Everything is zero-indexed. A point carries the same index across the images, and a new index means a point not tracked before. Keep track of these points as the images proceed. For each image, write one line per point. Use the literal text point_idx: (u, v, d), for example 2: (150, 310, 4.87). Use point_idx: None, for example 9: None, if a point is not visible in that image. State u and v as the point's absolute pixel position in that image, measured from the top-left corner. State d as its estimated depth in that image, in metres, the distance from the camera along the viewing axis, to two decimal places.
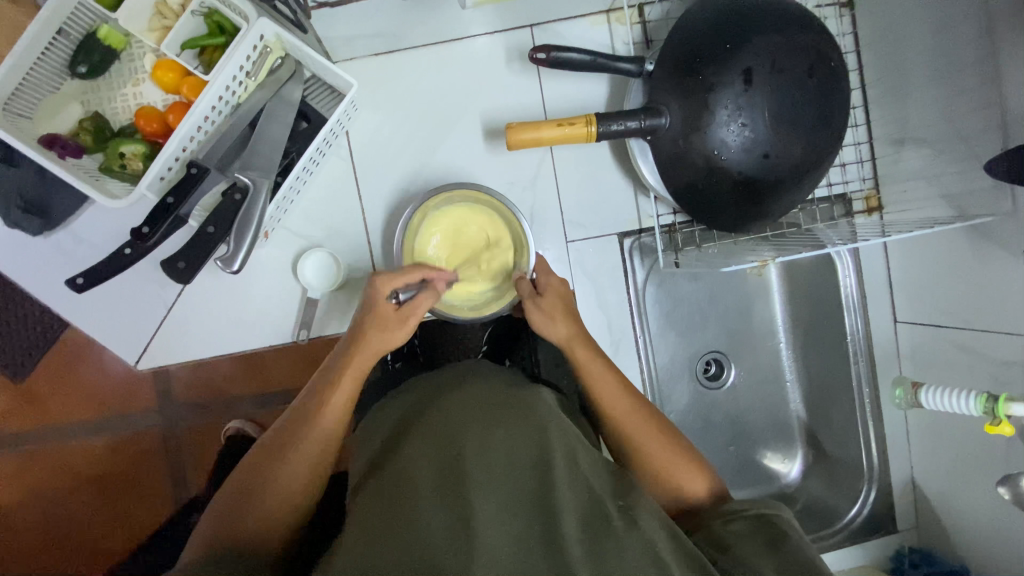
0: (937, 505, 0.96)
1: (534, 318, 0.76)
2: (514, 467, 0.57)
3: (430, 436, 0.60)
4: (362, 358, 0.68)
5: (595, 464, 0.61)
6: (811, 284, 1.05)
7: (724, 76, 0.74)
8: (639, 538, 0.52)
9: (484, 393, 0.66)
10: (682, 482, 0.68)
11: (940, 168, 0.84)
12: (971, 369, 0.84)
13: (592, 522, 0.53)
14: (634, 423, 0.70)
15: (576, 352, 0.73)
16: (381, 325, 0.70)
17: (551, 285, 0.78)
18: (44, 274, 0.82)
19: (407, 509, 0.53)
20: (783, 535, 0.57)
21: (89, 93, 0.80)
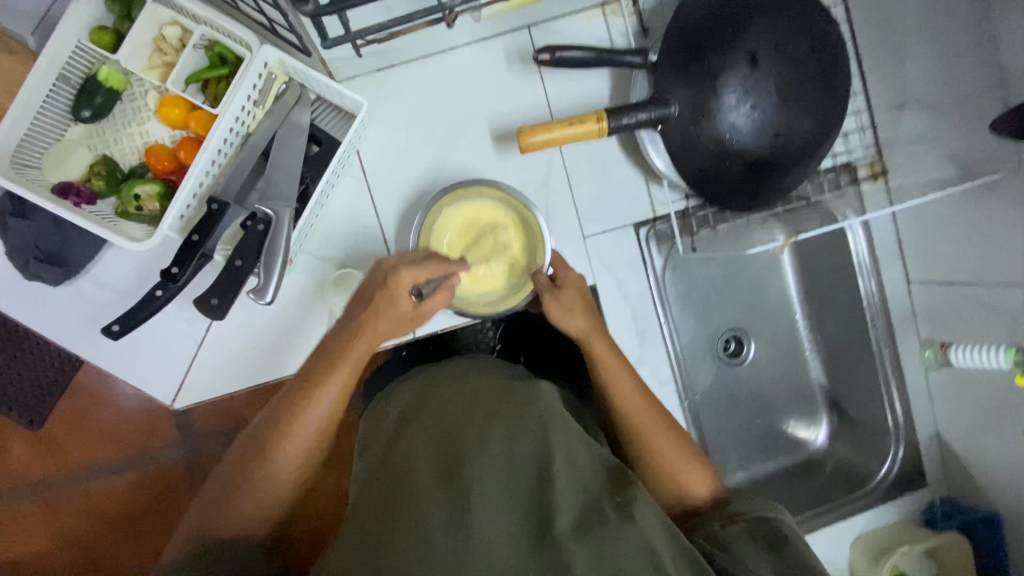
0: (964, 457, 0.99)
1: (552, 312, 0.78)
2: (515, 464, 0.58)
3: (430, 433, 0.61)
4: (361, 348, 0.70)
5: (596, 459, 0.62)
6: (822, 255, 1.07)
7: (729, 61, 0.76)
8: (635, 535, 0.54)
9: (484, 386, 0.67)
10: (688, 482, 0.74)
11: (943, 130, 0.85)
12: (988, 322, 0.86)
13: (587, 517, 0.55)
14: (646, 419, 0.75)
15: (594, 346, 0.76)
16: (392, 315, 0.71)
17: (569, 278, 0.81)
18: (63, 325, 0.80)
19: (405, 508, 0.54)
20: (784, 539, 0.64)
21: (94, 137, 0.78)
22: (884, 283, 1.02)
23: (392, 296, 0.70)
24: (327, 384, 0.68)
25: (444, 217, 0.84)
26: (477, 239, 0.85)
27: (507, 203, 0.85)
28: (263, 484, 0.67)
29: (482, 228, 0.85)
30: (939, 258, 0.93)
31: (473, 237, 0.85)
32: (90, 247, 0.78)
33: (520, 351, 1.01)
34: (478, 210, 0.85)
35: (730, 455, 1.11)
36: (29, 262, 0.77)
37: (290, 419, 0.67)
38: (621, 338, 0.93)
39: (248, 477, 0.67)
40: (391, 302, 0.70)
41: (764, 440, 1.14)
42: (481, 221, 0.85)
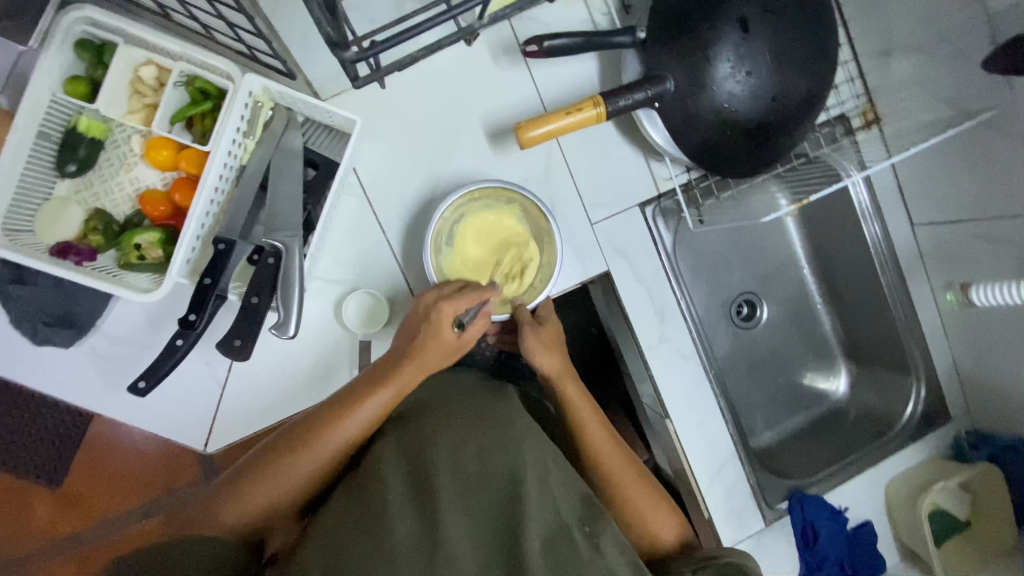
0: (986, 388, 1.00)
1: (529, 347, 0.77)
2: (488, 484, 0.66)
3: (405, 451, 0.68)
4: (406, 373, 0.70)
5: (568, 479, 0.70)
6: (825, 208, 1.07)
7: (720, 28, 0.75)
8: (601, 567, 0.62)
9: (463, 405, 0.74)
10: (659, 525, 0.75)
11: (933, 71, 0.84)
12: (997, 255, 0.87)
13: (553, 546, 0.63)
14: (617, 464, 0.75)
15: (566, 387, 0.77)
16: (438, 343, 0.72)
17: (551, 319, 0.82)
18: (79, 388, 0.78)
19: (377, 522, 0.61)
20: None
21: (83, 191, 0.76)
22: (889, 228, 1.02)
23: (438, 326, 0.72)
24: (363, 402, 0.67)
25: (469, 211, 0.83)
26: (496, 235, 0.85)
27: (538, 225, 0.84)
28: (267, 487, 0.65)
29: (502, 230, 0.85)
30: (942, 198, 0.93)
31: (491, 235, 0.85)
32: (97, 303, 0.76)
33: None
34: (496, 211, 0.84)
35: (757, 417, 1.12)
36: (39, 328, 0.75)
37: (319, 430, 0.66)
38: (640, 319, 0.93)
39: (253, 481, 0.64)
40: (438, 333, 0.72)
41: (787, 397, 1.15)
42: (503, 222, 0.85)
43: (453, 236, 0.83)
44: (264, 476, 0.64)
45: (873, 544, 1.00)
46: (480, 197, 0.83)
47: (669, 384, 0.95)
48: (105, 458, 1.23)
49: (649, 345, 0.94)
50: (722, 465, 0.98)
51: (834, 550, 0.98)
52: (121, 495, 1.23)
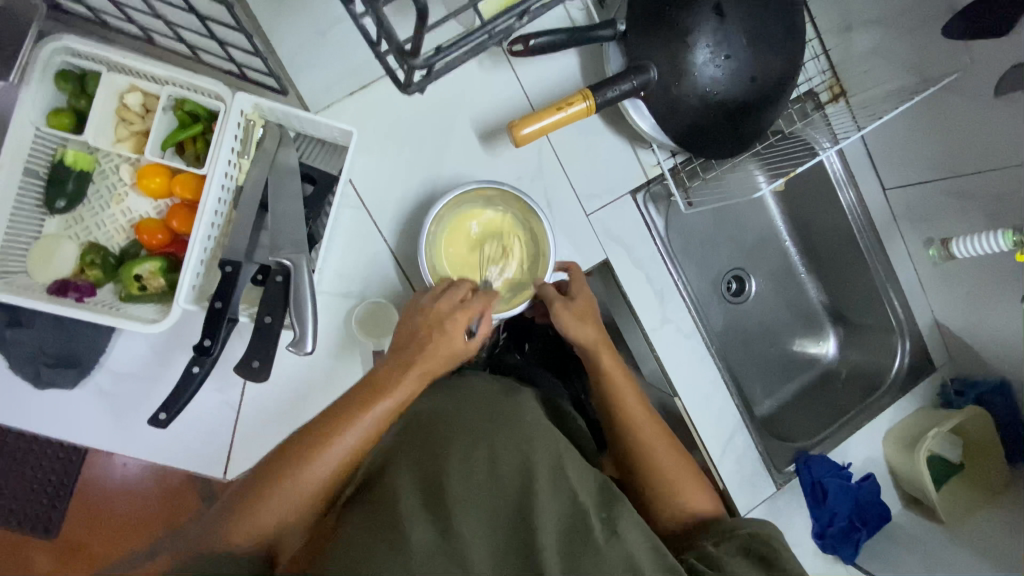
0: (965, 336, 1.06)
1: (563, 322, 0.80)
2: (501, 483, 0.65)
3: (416, 458, 0.67)
4: (416, 377, 0.68)
5: (580, 469, 0.69)
6: (802, 182, 1.12)
7: (697, 16, 0.78)
8: (620, 551, 0.61)
9: (472, 404, 0.73)
10: (688, 494, 0.75)
11: (894, 42, 0.91)
12: (966, 211, 0.93)
13: (570, 535, 0.63)
14: (651, 435, 0.77)
15: (602, 357, 0.80)
16: (444, 350, 0.70)
17: (582, 293, 0.84)
18: (87, 428, 0.76)
19: (392, 530, 0.59)
20: (775, 552, 0.63)
21: (73, 226, 0.74)
22: (863, 194, 1.07)
23: (448, 333, 0.70)
24: (379, 403, 0.65)
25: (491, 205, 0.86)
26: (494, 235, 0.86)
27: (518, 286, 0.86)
28: (277, 501, 0.60)
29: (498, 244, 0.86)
30: (912, 161, 0.99)
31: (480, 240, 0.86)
32: (100, 340, 0.75)
33: (524, 339, 1.08)
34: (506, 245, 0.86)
35: (756, 386, 1.17)
36: (41, 371, 0.73)
37: (331, 434, 0.62)
38: (641, 302, 0.96)
39: (267, 493, 0.60)
40: (448, 338, 0.70)
41: (782, 364, 1.20)
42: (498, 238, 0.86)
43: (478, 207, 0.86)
44: (271, 494, 0.59)
45: (877, 495, 1.05)
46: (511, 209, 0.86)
47: (674, 364, 0.98)
48: (98, 503, 1.19)
49: (652, 326, 0.97)
50: (731, 435, 1.02)
51: (843, 506, 1.02)
52: (120, 539, 1.20)
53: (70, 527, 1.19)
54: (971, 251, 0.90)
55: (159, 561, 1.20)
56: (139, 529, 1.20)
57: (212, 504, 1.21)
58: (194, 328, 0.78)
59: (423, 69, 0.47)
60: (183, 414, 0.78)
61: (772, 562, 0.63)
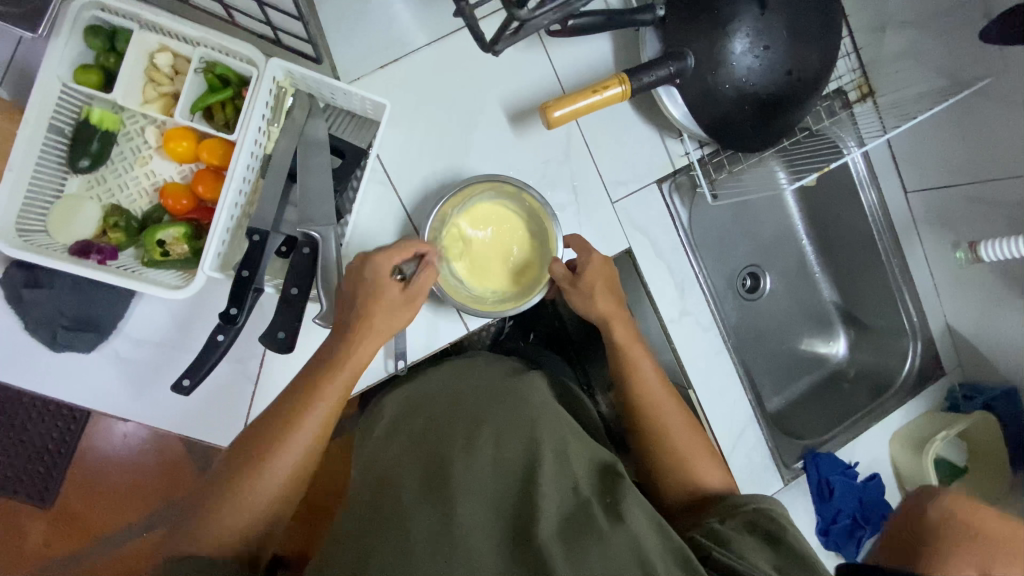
0: (976, 342, 1.07)
1: (574, 301, 0.82)
2: (504, 467, 0.64)
3: (425, 449, 0.67)
4: (362, 338, 0.66)
5: (583, 454, 0.69)
6: (823, 181, 1.12)
7: (738, 5, 0.77)
8: (625, 538, 0.56)
9: (478, 396, 0.75)
10: (696, 468, 0.75)
11: (928, 43, 0.90)
12: (987, 216, 0.93)
13: (574, 521, 0.58)
14: (667, 408, 0.79)
15: (615, 327, 0.81)
16: (382, 303, 0.67)
17: (593, 261, 0.82)
18: (101, 394, 0.75)
19: (394, 520, 0.57)
20: (782, 530, 0.64)
21: (96, 187, 0.73)
22: (884, 195, 1.08)
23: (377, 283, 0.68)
24: (310, 410, 0.63)
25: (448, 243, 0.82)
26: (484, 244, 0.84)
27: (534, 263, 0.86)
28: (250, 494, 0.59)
29: (502, 237, 0.85)
30: (936, 165, 0.99)
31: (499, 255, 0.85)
32: (120, 304, 0.74)
33: (530, 328, 1.10)
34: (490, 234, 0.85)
35: (766, 383, 1.17)
36: (58, 333, 0.71)
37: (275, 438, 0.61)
38: (661, 292, 0.95)
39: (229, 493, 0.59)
40: (380, 289, 0.68)
41: (792, 363, 1.20)
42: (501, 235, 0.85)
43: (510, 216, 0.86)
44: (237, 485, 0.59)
45: (882, 495, 1.06)
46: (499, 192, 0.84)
47: (689, 356, 0.98)
48: (94, 475, 1.18)
49: (671, 317, 0.96)
50: (742, 430, 1.02)
51: (848, 503, 1.03)
52: (115, 513, 1.19)
53: (69, 495, 1.18)
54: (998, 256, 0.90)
55: (155, 536, 1.20)
56: (136, 503, 1.20)
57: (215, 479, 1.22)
58: (215, 297, 0.77)
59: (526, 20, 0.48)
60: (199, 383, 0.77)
61: (779, 539, 0.63)
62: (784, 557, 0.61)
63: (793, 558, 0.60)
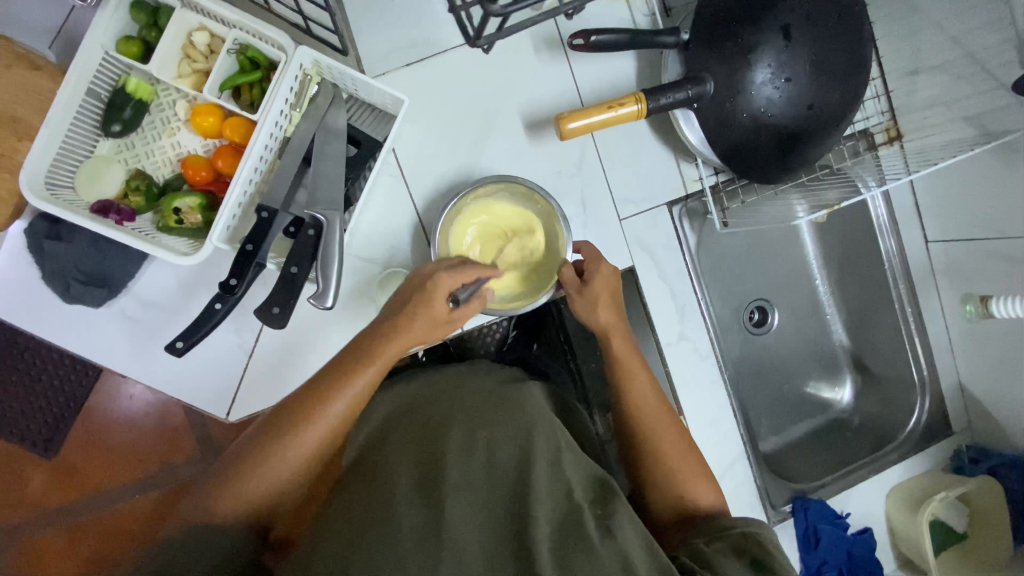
0: (988, 404, 1.03)
1: (579, 308, 0.82)
2: (497, 472, 0.65)
3: (422, 444, 0.68)
4: (397, 347, 0.68)
5: (580, 464, 0.69)
6: (841, 221, 1.10)
7: (762, 35, 0.76)
8: (613, 550, 0.57)
9: (479, 396, 0.75)
10: (689, 485, 0.75)
11: (959, 91, 0.88)
12: (1010, 273, 0.91)
13: (565, 528, 0.60)
14: (661, 426, 0.77)
15: (611, 340, 0.80)
16: (428, 324, 0.70)
17: (601, 272, 0.81)
18: (108, 349, 0.79)
19: (387, 515, 0.59)
20: (767, 555, 0.63)
21: (125, 152, 0.76)
22: (904, 243, 1.05)
23: (429, 298, 0.69)
24: (339, 396, 0.63)
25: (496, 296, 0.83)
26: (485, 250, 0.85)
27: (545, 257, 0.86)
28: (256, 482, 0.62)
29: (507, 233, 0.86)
30: (960, 218, 0.97)
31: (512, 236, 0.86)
32: (132, 265, 0.77)
33: (533, 339, 1.10)
34: (498, 231, 0.86)
35: (763, 420, 1.14)
36: (71, 285, 0.75)
37: (296, 428, 0.62)
38: (661, 315, 0.95)
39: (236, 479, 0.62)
40: (430, 305, 0.69)
41: (793, 404, 1.17)
42: (507, 233, 0.86)
43: (513, 211, 0.86)
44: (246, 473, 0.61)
45: (872, 551, 1.02)
46: (495, 190, 0.84)
47: (684, 382, 0.97)
48: (102, 429, 1.23)
49: (669, 341, 0.96)
50: (731, 465, 1.00)
51: (834, 554, 1.00)
52: (119, 470, 1.23)
53: (72, 448, 1.22)
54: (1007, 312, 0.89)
55: (154, 499, 1.24)
56: (140, 463, 1.24)
57: (210, 448, 1.25)
58: (221, 268, 0.79)
59: (499, 15, 0.51)
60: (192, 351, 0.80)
61: (765, 564, 0.62)
62: None
63: None
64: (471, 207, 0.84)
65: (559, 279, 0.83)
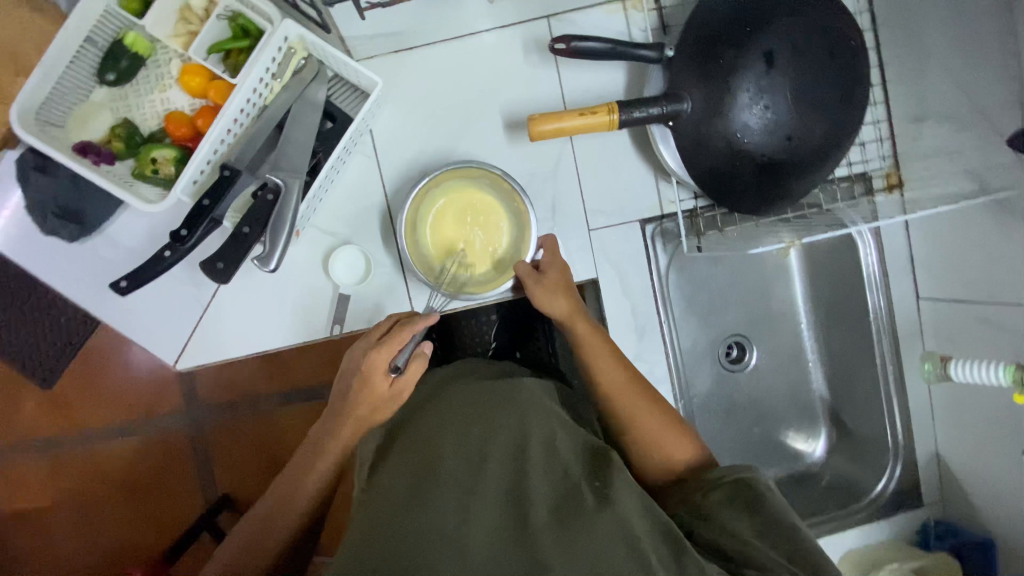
0: (963, 480, 0.96)
1: (539, 296, 0.80)
2: (492, 462, 0.64)
3: (413, 441, 0.68)
4: (351, 423, 0.77)
5: (577, 443, 0.68)
6: (830, 266, 1.05)
7: (745, 59, 0.75)
8: (612, 518, 0.57)
9: (467, 390, 0.73)
10: (670, 447, 0.75)
11: (961, 143, 0.83)
12: (995, 342, 0.84)
13: (564, 504, 0.60)
14: (629, 397, 0.78)
15: (576, 326, 0.80)
16: (370, 396, 0.75)
17: (554, 264, 0.84)
18: (79, 284, 0.83)
19: (389, 522, 0.59)
20: (759, 498, 0.64)
21: (117, 101, 0.81)
22: (893, 298, 1.00)
23: (367, 380, 0.74)
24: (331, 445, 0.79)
25: (515, 257, 0.85)
26: (454, 235, 0.85)
27: (515, 249, 0.85)
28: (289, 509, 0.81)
29: (479, 220, 0.85)
30: (953, 275, 0.91)
31: (461, 208, 0.85)
32: (108, 207, 0.81)
33: (517, 346, 1.07)
34: (469, 218, 0.85)
35: (723, 460, 1.09)
36: (47, 217, 0.82)
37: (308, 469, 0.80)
38: (619, 332, 0.93)
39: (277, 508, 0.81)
40: (369, 384, 0.74)
41: (761, 448, 1.11)
42: (481, 220, 0.85)
43: (487, 199, 0.85)
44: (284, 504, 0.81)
45: None
46: (471, 175, 0.84)
47: None
48: (87, 368, 1.26)
49: None
50: None
51: None
52: (97, 410, 1.27)
53: (64, 385, 1.26)
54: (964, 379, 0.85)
55: (128, 446, 1.28)
56: (120, 406, 1.27)
57: (194, 404, 1.28)
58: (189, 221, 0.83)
59: None
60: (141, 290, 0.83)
61: (757, 507, 0.63)
62: (762, 521, 0.62)
63: (772, 524, 0.61)
64: (445, 190, 0.84)
65: (516, 275, 0.83)
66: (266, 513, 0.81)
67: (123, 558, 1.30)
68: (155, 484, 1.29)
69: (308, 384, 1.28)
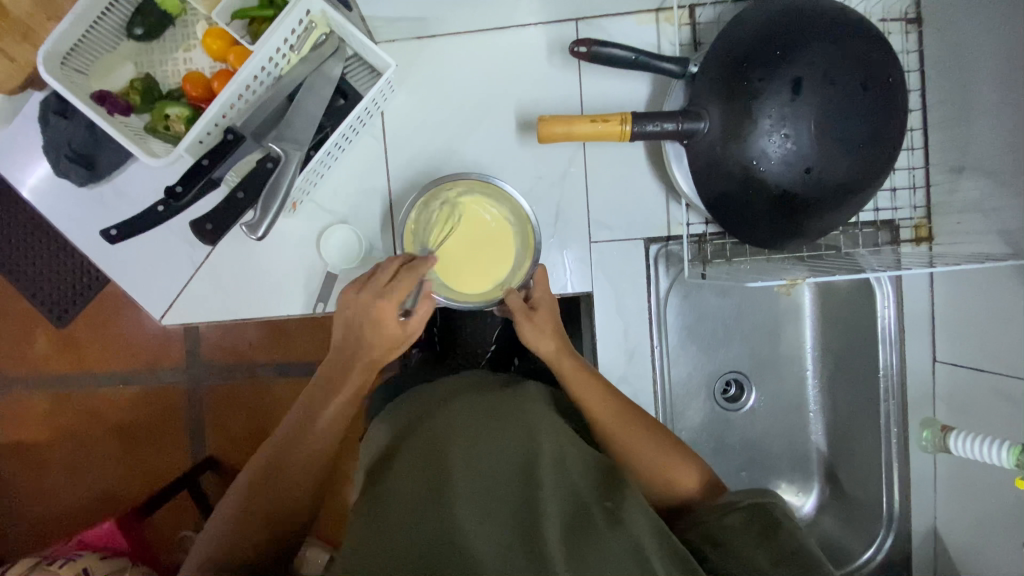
0: (959, 562, 0.89)
1: (524, 333, 0.77)
2: (502, 475, 0.58)
3: (420, 443, 0.62)
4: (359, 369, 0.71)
5: (585, 463, 0.63)
6: (844, 313, 1.00)
7: (770, 83, 0.71)
8: (624, 539, 0.52)
9: (475, 399, 0.68)
10: (674, 475, 0.69)
11: (998, 201, 0.77)
12: (1009, 420, 0.77)
13: (574, 521, 0.54)
14: (620, 425, 0.71)
15: (563, 365, 0.75)
16: (381, 338, 0.70)
17: (544, 299, 0.80)
18: (89, 227, 0.86)
19: (396, 535, 0.52)
20: (777, 523, 0.58)
21: (142, 55, 0.83)
22: (906, 358, 0.94)
23: (378, 322, 0.69)
24: (325, 409, 0.70)
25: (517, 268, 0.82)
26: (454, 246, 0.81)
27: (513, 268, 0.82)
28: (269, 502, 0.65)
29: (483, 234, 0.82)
30: (973, 341, 0.85)
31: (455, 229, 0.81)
32: (120, 157, 0.83)
33: (514, 354, 1.04)
34: (472, 228, 0.81)
35: None
36: (61, 159, 0.82)
37: (289, 450, 0.67)
38: (607, 350, 0.90)
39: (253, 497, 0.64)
40: (381, 326, 0.69)
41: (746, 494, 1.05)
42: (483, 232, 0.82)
43: (494, 214, 0.82)
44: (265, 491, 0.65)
45: None
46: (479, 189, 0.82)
47: None
48: (99, 312, 1.28)
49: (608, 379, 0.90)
50: None
51: None
52: (101, 355, 1.30)
53: (77, 327, 1.29)
54: (967, 452, 0.79)
55: (125, 395, 1.30)
56: (122, 355, 1.29)
57: (196, 363, 1.29)
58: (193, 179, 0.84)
59: None
60: (137, 240, 0.85)
61: (774, 533, 0.57)
62: (781, 550, 0.55)
63: (793, 553, 0.54)
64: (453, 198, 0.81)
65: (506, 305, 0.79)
66: (241, 510, 0.64)
67: (106, 505, 1.32)
68: (145, 436, 1.31)
69: (301, 359, 1.28)
